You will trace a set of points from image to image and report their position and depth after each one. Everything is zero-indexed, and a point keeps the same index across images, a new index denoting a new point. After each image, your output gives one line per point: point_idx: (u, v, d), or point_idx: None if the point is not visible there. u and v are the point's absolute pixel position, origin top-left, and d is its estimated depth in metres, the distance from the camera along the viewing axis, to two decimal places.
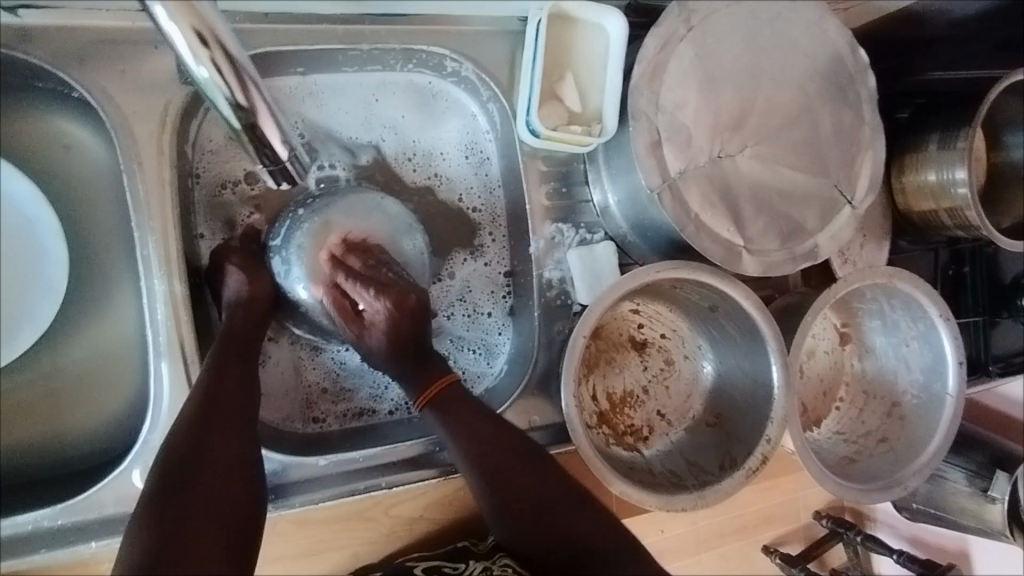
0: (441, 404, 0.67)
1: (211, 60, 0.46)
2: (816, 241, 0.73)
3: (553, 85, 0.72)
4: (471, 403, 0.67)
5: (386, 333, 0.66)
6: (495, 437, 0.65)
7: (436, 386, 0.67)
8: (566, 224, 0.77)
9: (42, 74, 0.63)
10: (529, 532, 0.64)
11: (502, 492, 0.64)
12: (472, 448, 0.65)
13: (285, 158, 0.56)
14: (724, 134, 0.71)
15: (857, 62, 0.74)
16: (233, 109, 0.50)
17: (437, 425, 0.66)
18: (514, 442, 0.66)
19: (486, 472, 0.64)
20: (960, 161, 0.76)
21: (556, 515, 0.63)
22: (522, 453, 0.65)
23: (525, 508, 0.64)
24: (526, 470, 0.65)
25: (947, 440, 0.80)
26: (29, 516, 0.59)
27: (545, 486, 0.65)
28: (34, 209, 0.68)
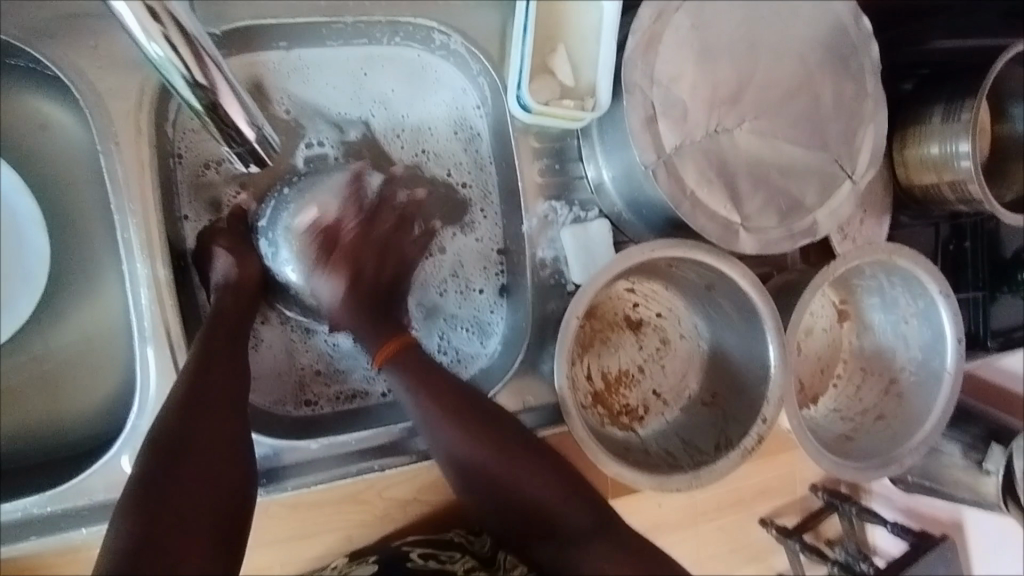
0: (397, 366, 0.64)
1: (163, 35, 0.46)
2: (815, 218, 0.71)
3: (544, 58, 0.69)
4: (435, 370, 0.65)
5: (347, 259, 0.68)
6: (460, 407, 0.63)
7: (390, 343, 0.65)
8: (560, 202, 0.75)
9: (14, 51, 0.61)
10: (497, 500, 0.63)
11: (471, 465, 0.63)
12: (431, 409, 0.63)
13: (251, 138, 0.59)
14: (721, 107, 0.69)
15: (860, 31, 0.71)
16: (192, 88, 0.51)
17: (395, 385, 0.64)
18: (482, 411, 0.64)
19: (452, 441, 0.62)
20: (965, 133, 0.74)
21: (523, 475, 0.62)
22: (488, 424, 0.63)
23: (492, 479, 0.62)
24: (493, 439, 0.63)
25: (944, 417, 0.80)
26: (17, 505, 0.59)
27: (514, 458, 0.62)
28: (18, 199, 0.67)
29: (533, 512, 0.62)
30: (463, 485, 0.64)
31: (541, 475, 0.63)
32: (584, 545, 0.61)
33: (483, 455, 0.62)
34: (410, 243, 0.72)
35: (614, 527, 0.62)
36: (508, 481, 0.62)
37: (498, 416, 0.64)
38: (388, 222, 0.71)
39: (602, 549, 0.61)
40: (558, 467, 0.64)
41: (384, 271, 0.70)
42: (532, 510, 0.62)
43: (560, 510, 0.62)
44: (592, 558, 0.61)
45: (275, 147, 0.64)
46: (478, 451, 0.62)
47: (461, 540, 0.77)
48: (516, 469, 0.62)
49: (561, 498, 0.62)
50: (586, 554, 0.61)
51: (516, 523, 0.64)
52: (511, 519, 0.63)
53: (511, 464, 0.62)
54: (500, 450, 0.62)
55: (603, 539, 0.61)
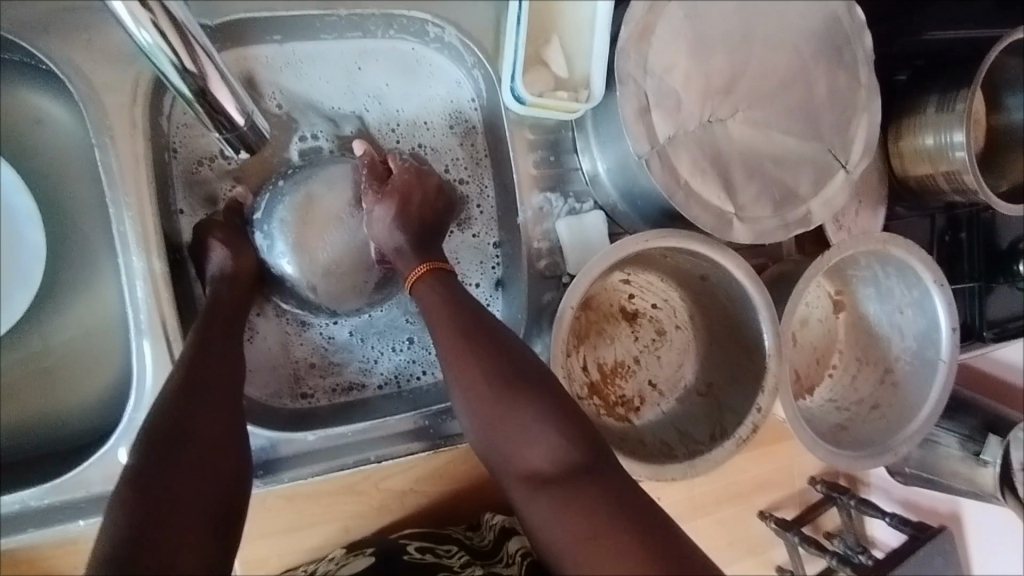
0: (427, 285, 0.62)
1: (153, 23, 0.48)
2: (809, 208, 0.72)
3: (538, 50, 0.70)
4: (463, 297, 0.62)
5: (394, 190, 0.66)
6: (479, 330, 0.59)
7: (423, 265, 0.63)
8: (555, 194, 0.75)
9: (9, 45, 0.61)
10: (494, 439, 0.55)
11: (475, 388, 0.57)
12: (448, 329, 0.59)
13: (241, 123, 0.60)
14: (715, 99, 0.69)
15: (854, 21, 0.72)
16: (181, 74, 0.52)
17: (422, 305, 0.62)
18: (500, 339, 0.59)
19: (463, 362, 0.58)
20: (959, 123, 0.74)
21: (522, 414, 0.54)
22: (507, 352, 0.58)
23: (493, 405, 0.55)
24: (507, 366, 0.57)
25: (938, 405, 0.80)
26: (14, 498, 0.59)
27: (523, 389, 0.56)
28: (14, 196, 0.67)
29: (529, 454, 0.53)
30: (465, 415, 0.58)
31: (546, 413, 0.54)
32: (572, 497, 0.49)
33: (491, 380, 0.56)
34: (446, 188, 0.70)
35: (624, 487, 0.50)
36: (510, 409, 0.55)
37: (518, 352, 0.58)
38: (402, 165, 0.68)
39: (600, 506, 0.48)
40: (572, 410, 0.55)
41: (428, 210, 0.67)
42: (529, 450, 0.53)
43: (559, 454, 0.52)
44: (580, 516, 0.48)
45: (264, 134, 0.64)
46: (487, 377, 0.56)
47: (459, 535, 0.77)
48: (521, 400, 0.55)
49: (563, 440, 0.53)
50: (576, 509, 0.48)
51: (511, 469, 0.54)
52: (503, 459, 0.55)
53: (511, 399, 0.55)
54: (510, 379, 0.56)
55: (598, 493, 0.49)
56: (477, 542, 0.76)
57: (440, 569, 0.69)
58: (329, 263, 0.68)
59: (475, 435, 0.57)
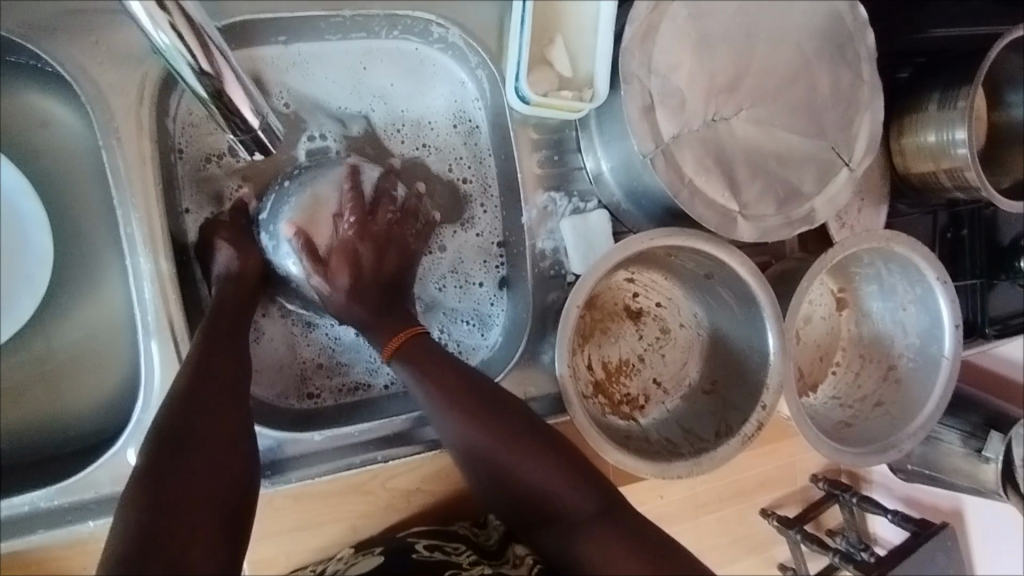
0: (405, 358, 0.63)
1: (170, 25, 0.48)
2: (813, 205, 0.72)
3: (542, 49, 0.70)
4: (445, 360, 0.63)
5: (342, 255, 0.66)
6: (471, 394, 0.61)
7: (403, 334, 0.64)
8: (559, 193, 0.75)
9: (15, 48, 0.61)
10: (503, 490, 0.60)
11: (476, 446, 0.60)
12: (438, 397, 0.61)
13: (255, 126, 0.59)
14: (719, 96, 0.69)
15: (857, 18, 0.72)
16: (198, 75, 0.52)
17: (405, 377, 0.63)
18: (490, 400, 0.61)
19: (461, 427, 0.60)
20: (961, 120, 0.74)
21: (526, 467, 0.58)
22: (500, 411, 0.61)
23: (499, 466, 0.59)
24: (506, 427, 0.60)
25: (943, 401, 0.80)
26: (24, 498, 0.60)
27: (525, 447, 0.59)
28: (21, 200, 0.67)
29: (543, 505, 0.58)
30: (470, 471, 0.61)
31: (549, 461, 0.59)
32: (594, 543, 0.56)
33: (493, 442, 0.60)
34: (411, 236, 0.71)
35: (635, 523, 0.57)
36: (517, 469, 0.59)
37: (508, 406, 0.61)
38: (388, 214, 0.70)
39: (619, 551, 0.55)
40: (573, 457, 0.60)
41: (384, 268, 0.68)
42: (543, 502, 0.58)
43: (572, 504, 0.57)
44: (607, 560, 0.55)
45: (277, 137, 0.64)
46: (488, 440, 0.60)
47: (467, 533, 0.78)
48: (526, 459, 0.59)
49: (573, 490, 0.58)
50: (602, 554, 0.55)
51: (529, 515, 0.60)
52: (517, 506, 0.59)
53: (514, 454, 0.59)
54: (510, 438, 0.60)
55: (617, 537, 0.56)
56: (484, 540, 0.77)
57: (448, 567, 0.69)
58: (315, 290, 0.67)
59: (482, 485, 0.61)
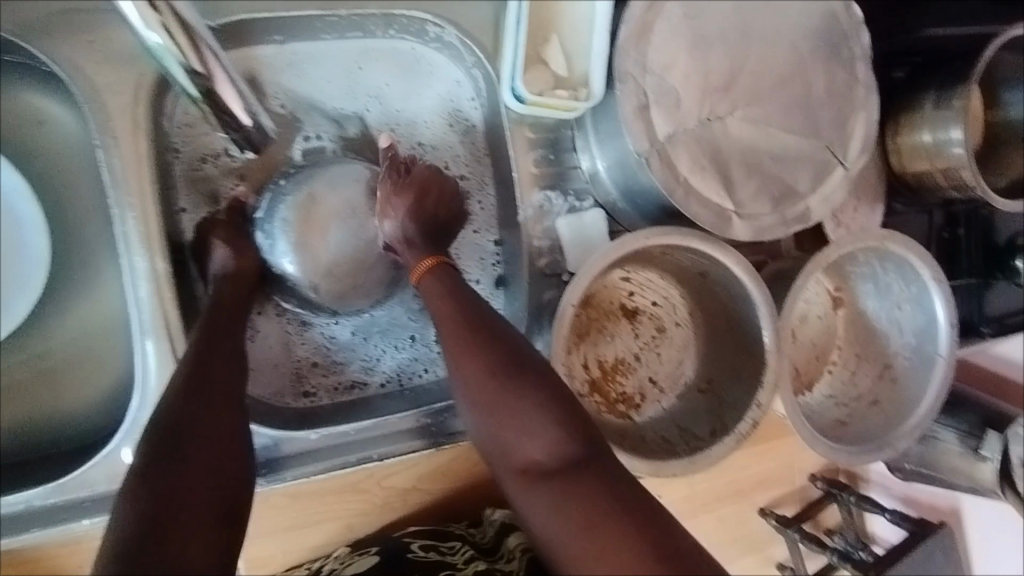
0: (431, 278, 0.62)
1: (161, 25, 0.49)
2: (808, 204, 0.72)
3: (538, 49, 0.70)
4: (466, 290, 0.62)
5: (411, 185, 0.67)
6: (483, 321, 0.58)
7: (428, 258, 0.63)
8: (555, 191, 0.75)
9: (11, 47, 0.61)
10: (490, 424, 0.55)
11: (473, 371, 0.56)
12: (449, 317, 0.59)
13: (246, 124, 0.60)
14: (714, 96, 0.69)
15: (851, 18, 0.72)
16: (189, 75, 0.53)
17: (425, 295, 0.62)
18: (503, 330, 0.58)
19: (463, 350, 0.57)
20: (956, 120, 0.75)
21: (520, 401, 0.53)
22: (510, 342, 0.57)
23: (494, 395, 0.54)
24: (509, 359, 0.56)
25: (936, 401, 0.81)
26: (20, 497, 0.60)
27: (525, 381, 0.54)
28: (21, 203, 0.67)
29: (529, 446, 0.52)
30: (462, 399, 0.57)
31: (545, 402, 0.53)
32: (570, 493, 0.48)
33: (494, 369, 0.55)
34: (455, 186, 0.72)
35: (629, 486, 0.48)
36: (512, 400, 0.54)
37: (517, 339, 0.58)
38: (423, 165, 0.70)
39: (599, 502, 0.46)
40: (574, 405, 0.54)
41: (439, 210, 0.69)
42: (528, 444, 0.52)
43: (561, 450, 0.51)
44: (579, 512, 0.46)
45: (270, 133, 0.65)
46: (489, 365, 0.56)
47: (463, 531, 0.78)
48: (521, 395, 0.54)
49: (565, 435, 0.52)
50: (574, 506, 0.47)
51: (509, 461, 0.53)
52: (498, 444, 0.54)
53: (511, 384, 0.54)
54: (512, 368, 0.55)
55: (598, 490, 0.47)
56: (480, 539, 0.76)
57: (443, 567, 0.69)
58: (330, 265, 0.69)
59: (471, 418, 0.57)
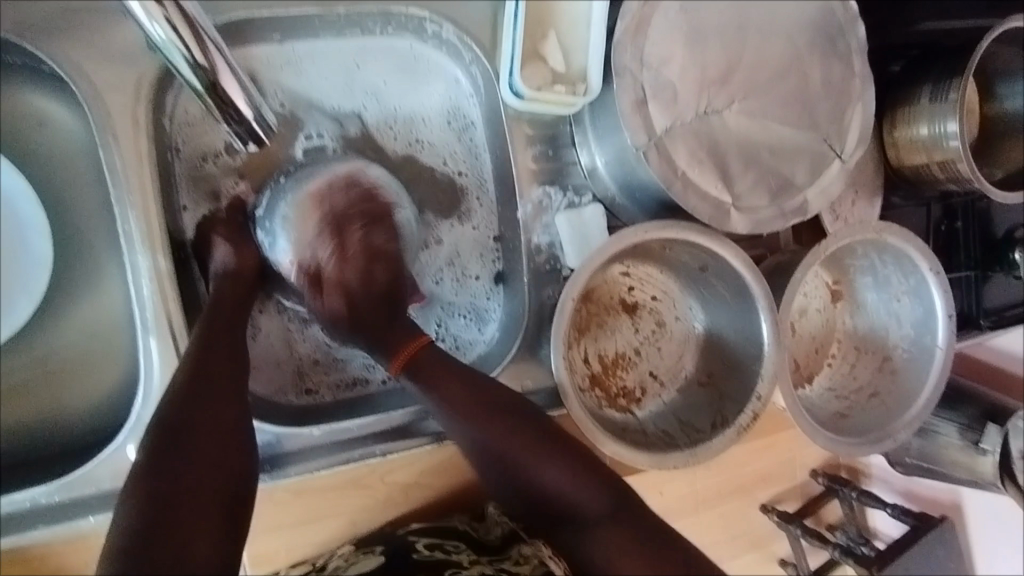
0: (415, 368, 0.65)
1: (164, 17, 0.49)
2: (806, 196, 0.72)
3: (536, 45, 0.71)
4: (461, 364, 0.66)
5: (331, 278, 0.69)
6: (491, 400, 0.64)
7: (410, 342, 0.66)
8: (554, 187, 0.76)
9: (11, 48, 0.62)
10: (519, 489, 0.63)
11: (492, 448, 0.63)
12: (451, 407, 0.64)
13: (248, 117, 0.59)
14: (711, 89, 0.70)
15: (846, 12, 0.73)
16: (192, 68, 0.53)
17: (416, 386, 0.65)
18: (510, 405, 0.65)
19: (478, 432, 0.63)
20: (952, 113, 0.75)
21: (543, 467, 0.62)
22: (517, 416, 0.64)
23: (517, 470, 0.63)
24: (520, 432, 0.63)
25: (936, 391, 0.81)
26: (26, 495, 0.60)
27: (543, 452, 0.63)
28: (26, 207, 0.68)
29: (563, 504, 0.62)
30: (484, 470, 0.65)
31: (565, 462, 0.63)
32: (610, 547, 0.59)
33: (512, 447, 0.63)
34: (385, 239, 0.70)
35: (644, 516, 0.61)
36: (535, 471, 0.62)
37: (518, 407, 0.65)
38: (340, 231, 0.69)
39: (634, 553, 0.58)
40: (588, 460, 0.63)
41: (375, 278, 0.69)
42: (562, 500, 0.62)
43: (590, 504, 0.61)
44: (622, 553, 0.58)
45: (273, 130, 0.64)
46: (507, 445, 0.63)
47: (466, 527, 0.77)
48: (543, 460, 0.62)
49: (590, 491, 0.62)
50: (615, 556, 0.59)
51: (546, 513, 0.63)
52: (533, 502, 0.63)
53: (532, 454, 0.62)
54: (529, 441, 0.63)
55: (629, 538, 0.59)
56: (483, 535, 0.76)
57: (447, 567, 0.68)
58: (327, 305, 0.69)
59: (496, 484, 0.64)
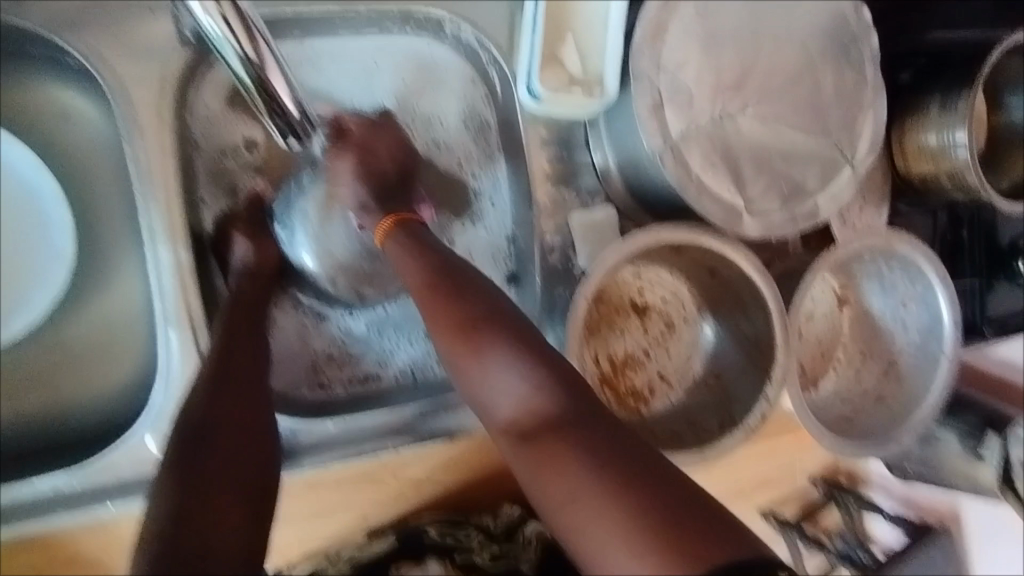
0: (394, 236, 0.61)
1: (220, 14, 0.49)
2: (816, 202, 0.73)
3: (553, 48, 0.72)
4: (439, 246, 0.60)
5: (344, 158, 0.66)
6: (449, 275, 0.57)
7: (390, 217, 0.63)
8: (567, 188, 0.77)
9: (40, 42, 0.63)
10: (471, 384, 0.53)
11: (447, 329, 0.54)
12: (417, 280, 0.57)
13: (292, 112, 0.57)
14: (726, 95, 0.71)
15: (860, 20, 0.74)
16: (244, 64, 0.52)
17: (393, 253, 0.60)
18: (477, 288, 0.56)
19: (435, 311, 0.55)
20: (961, 122, 0.76)
21: (497, 357, 0.51)
22: (479, 296, 0.55)
23: (461, 352, 0.53)
24: (481, 314, 0.54)
25: (939, 398, 0.82)
26: (46, 484, 0.61)
27: (495, 334, 0.52)
28: (53, 204, 0.69)
29: (507, 402, 0.51)
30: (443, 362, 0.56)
31: (521, 353, 0.51)
32: (544, 450, 0.45)
33: (467, 325, 0.53)
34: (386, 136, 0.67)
35: (609, 428, 0.45)
36: (479, 353, 0.52)
37: (484, 291, 0.56)
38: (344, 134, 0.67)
39: (580, 452, 0.43)
40: (546, 352, 0.52)
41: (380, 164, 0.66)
42: (513, 401, 0.50)
43: (536, 402, 0.49)
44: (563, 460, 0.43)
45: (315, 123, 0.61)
46: (456, 320, 0.54)
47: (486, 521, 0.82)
48: (496, 347, 0.52)
49: (538, 384, 0.50)
50: (553, 461, 0.44)
51: (498, 416, 0.51)
52: (485, 402, 0.53)
53: (486, 337, 0.52)
54: (488, 324, 0.53)
55: (571, 432, 0.45)
56: (495, 526, 0.81)
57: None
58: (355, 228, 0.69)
59: (453, 376, 0.55)
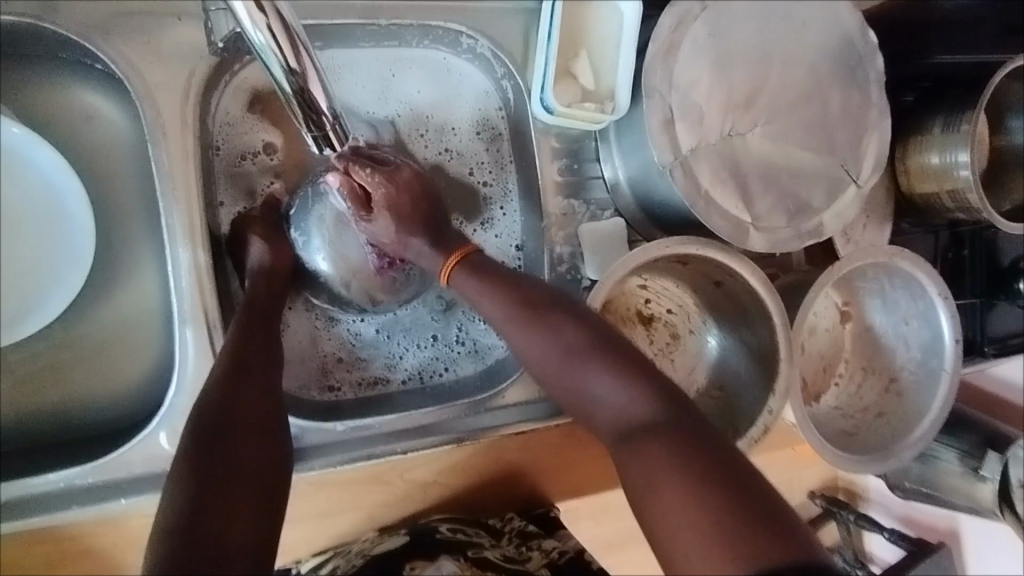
0: (464, 271, 0.65)
1: (265, 25, 0.48)
2: (822, 219, 0.75)
3: (568, 63, 0.74)
4: (511, 272, 0.64)
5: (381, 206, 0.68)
6: (533, 295, 0.61)
7: (456, 253, 0.66)
8: (577, 200, 0.78)
9: (70, 45, 0.65)
10: (562, 389, 0.58)
11: (534, 343, 0.59)
12: (501, 303, 0.62)
13: (326, 122, 0.59)
14: (736, 113, 0.73)
15: (867, 43, 0.76)
16: (286, 74, 0.52)
17: (467, 286, 0.64)
18: (559, 305, 0.60)
19: (521, 327, 0.60)
20: (964, 144, 0.78)
21: (582, 364, 0.56)
22: (576, 315, 0.59)
23: (558, 367, 0.57)
24: (566, 329, 0.58)
25: (941, 414, 0.83)
26: (62, 476, 0.62)
27: (580, 344, 0.56)
28: (75, 206, 0.68)
29: (603, 407, 0.54)
30: (532, 371, 0.61)
31: (605, 361, 0.55)
32: (632, 446, 0.49)
33: (553, 339, 0.58)
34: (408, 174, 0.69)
35: (695, 425, 0.48)
36: (577, 365, 0.56)
37: (567, 308, 0.60)
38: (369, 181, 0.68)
39: (665, 449, 0.46)
40: (631, 355, 0.55)
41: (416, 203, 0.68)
42: (600, 404, 0.54)
43: (637, 411, 0.51)
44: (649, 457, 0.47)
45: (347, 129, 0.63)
46: (555, 340, 0.58)
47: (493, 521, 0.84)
48: (581, 356, 0.56)
49: (639, 395, 0.52)
50: (640, 455, 0.47)
51: (591, 418, 0.55)
52: (575, 406, 0.57)
53: (574, 348, 0.57)
54: (573, 336, 0.57)
55: (665, 441, 0.47)
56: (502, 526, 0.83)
57: (470, 547, 0.78)
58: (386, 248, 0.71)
59: (545, 383, 0.60)
